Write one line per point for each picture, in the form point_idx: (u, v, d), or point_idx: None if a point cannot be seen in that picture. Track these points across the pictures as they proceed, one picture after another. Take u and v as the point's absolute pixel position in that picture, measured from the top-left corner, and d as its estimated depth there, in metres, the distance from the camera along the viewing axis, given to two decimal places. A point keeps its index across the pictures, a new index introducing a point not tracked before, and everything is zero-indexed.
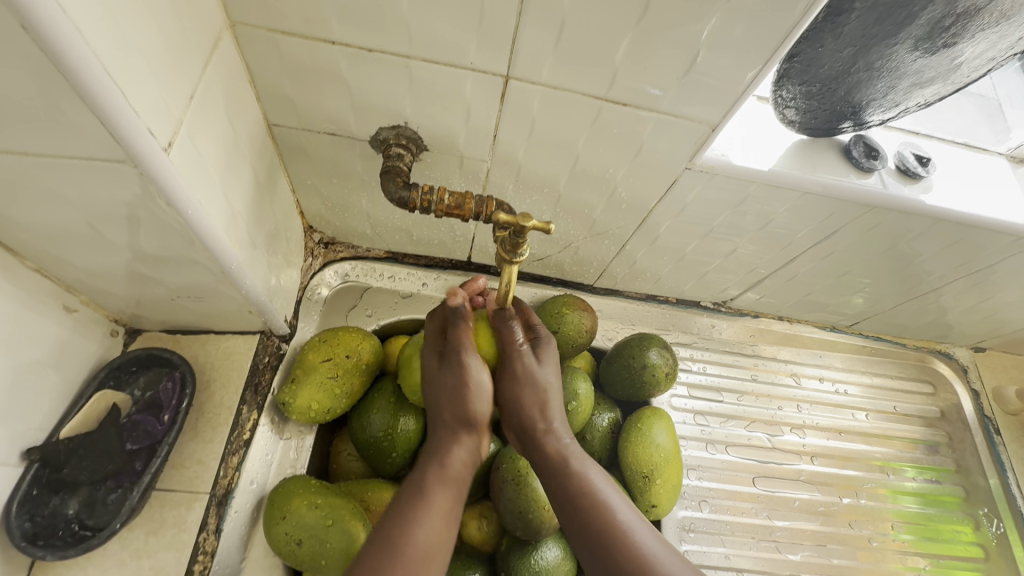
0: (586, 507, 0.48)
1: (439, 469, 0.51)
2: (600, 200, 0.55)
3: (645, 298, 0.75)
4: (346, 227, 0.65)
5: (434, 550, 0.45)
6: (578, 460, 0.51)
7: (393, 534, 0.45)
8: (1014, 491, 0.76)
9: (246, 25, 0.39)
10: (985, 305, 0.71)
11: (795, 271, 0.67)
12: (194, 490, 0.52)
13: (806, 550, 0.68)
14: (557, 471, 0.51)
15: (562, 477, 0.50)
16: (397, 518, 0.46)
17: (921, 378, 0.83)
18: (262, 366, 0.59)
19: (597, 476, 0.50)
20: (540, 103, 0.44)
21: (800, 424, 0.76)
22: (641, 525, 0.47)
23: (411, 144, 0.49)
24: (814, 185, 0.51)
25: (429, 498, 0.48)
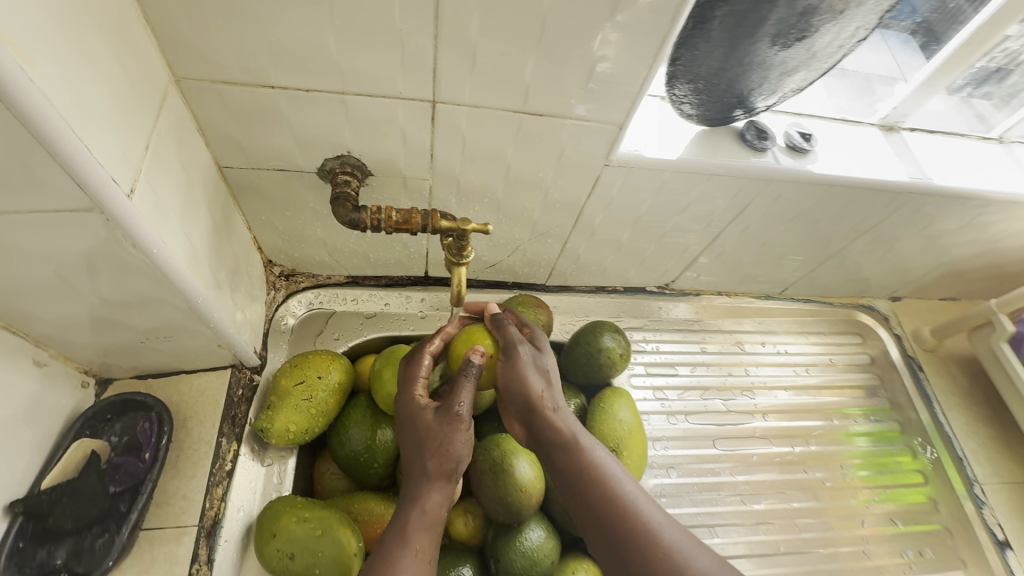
0: (598, 492, 0.50)
1: (417, 514, 0.50)
2: (536, 202, 0.61)
3: (595, 290, 0.82)
4: (306, 258, 0.69)
5: None
6: (577, 441, 0.53)
7: None
8: (941, 419, 0.83)
9: (191, 79, 0.44)
10: (890, 257, 0.80)
11: (721, 248, 0.74)
12: (183, 524, 0.54)
13: (768, 499, 0.74)
14: (565, 446, 0.53)
15: (568, 454, 0.53)
16: (380, 563, 0.46)
17: (851, 330, 0.91)
18: (237, 399, 0.61)
19: (602, 455, 0.53)
20: (466, 121, 0.50)
21: (749, 386, 0.82)
22: (648, 501, 0.50)
23: (356, 171, 0.53)
24: (718, 168, 0.58)
25: (410, 543, 0.48)
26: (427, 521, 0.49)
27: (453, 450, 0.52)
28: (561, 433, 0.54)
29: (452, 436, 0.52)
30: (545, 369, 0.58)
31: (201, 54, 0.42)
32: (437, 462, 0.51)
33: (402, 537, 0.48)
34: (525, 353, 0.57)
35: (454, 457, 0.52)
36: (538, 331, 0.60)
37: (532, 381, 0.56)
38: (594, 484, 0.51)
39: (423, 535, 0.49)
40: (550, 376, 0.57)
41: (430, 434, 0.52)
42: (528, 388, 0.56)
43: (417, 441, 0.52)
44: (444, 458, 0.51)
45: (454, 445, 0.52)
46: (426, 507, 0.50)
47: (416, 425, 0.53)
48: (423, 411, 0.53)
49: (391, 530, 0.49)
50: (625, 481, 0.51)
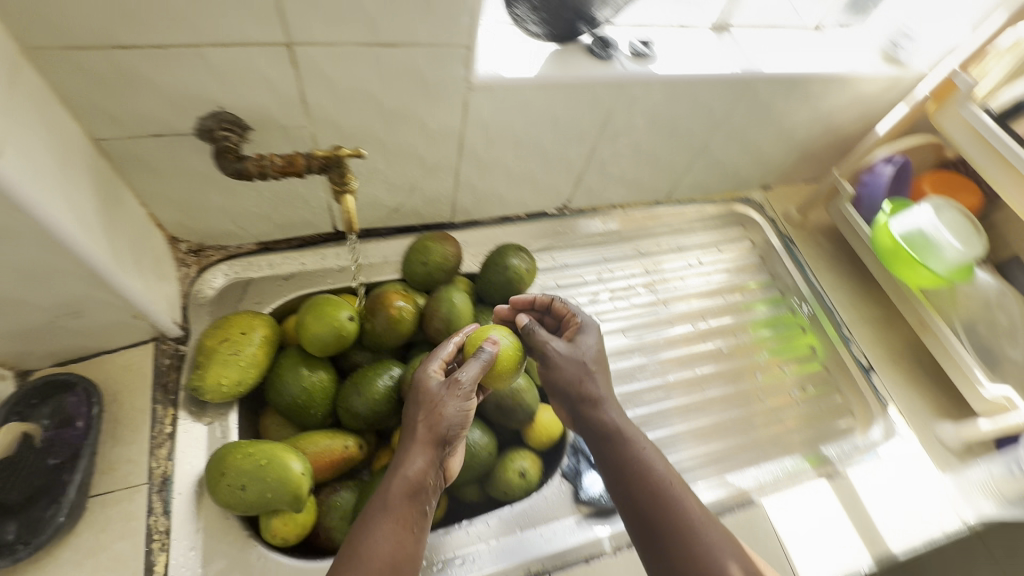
0: (636, 477, 0.58)
1: (400, 483, 0.52)
2: (417, 136, 0.66)
3: (500, 220, 0.88)
4: (210, 229, 0.71)
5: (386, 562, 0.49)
6: (623, 434, 0.60)
7: (353, 553, 0.49)
8: (811, 279, 0.97)
9: (40, 49, 0.45)
10: (749, 147, 0.91)
11: (600, 159, 0.82)
12: (132, 484, 0.57)
13: (676, 371, 0.86)
14: (609, 436, 0.61)
15: (613, 444, 0.60)
16: (365, 530, 0.50)
17: (732, 221, 1.04)
18: (166, 368, 0.64)
19: (647, 449, 0.60)
20: (326, 61, 0.54)
21: (650, 282, 0.93)
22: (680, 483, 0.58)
23: (234, 127, 0.56)
24: (572, 79, 0.65)
25: (394, 511, 0.51)
26: (412, 492, 0.52)
27: (445, 431, 0.55)
28: (606, 423, 0.61)
29: (444, 406, 0.56)
30: (581, 358, 0.64)
31: (43, 20, 0.43)
32: (430, 433, 0.55)
33: (385, 501, 0.52)
34: (557, 351, 0.64)
35: (444, 426, 0.55)
36: (588, 324, 0.66)
37: (570, 368, 0.64)
38: (635, 472, 0.58)
39: (405, 500, 0.52)
40: (592, 370, 0.64)
41: (430, 412, 0.56)
42: (569, 373, 0.64)
43: (416, 419, 0.56)
44: (433, 425, 0.55)
45: (444, 416, 0.55)
46: (409, 478, 0.53)
47: (421, 404, 0.57)
48: (429, 395, 0.57)
49: (376, 500, 0.53)
50: (668, 473, 0.58)
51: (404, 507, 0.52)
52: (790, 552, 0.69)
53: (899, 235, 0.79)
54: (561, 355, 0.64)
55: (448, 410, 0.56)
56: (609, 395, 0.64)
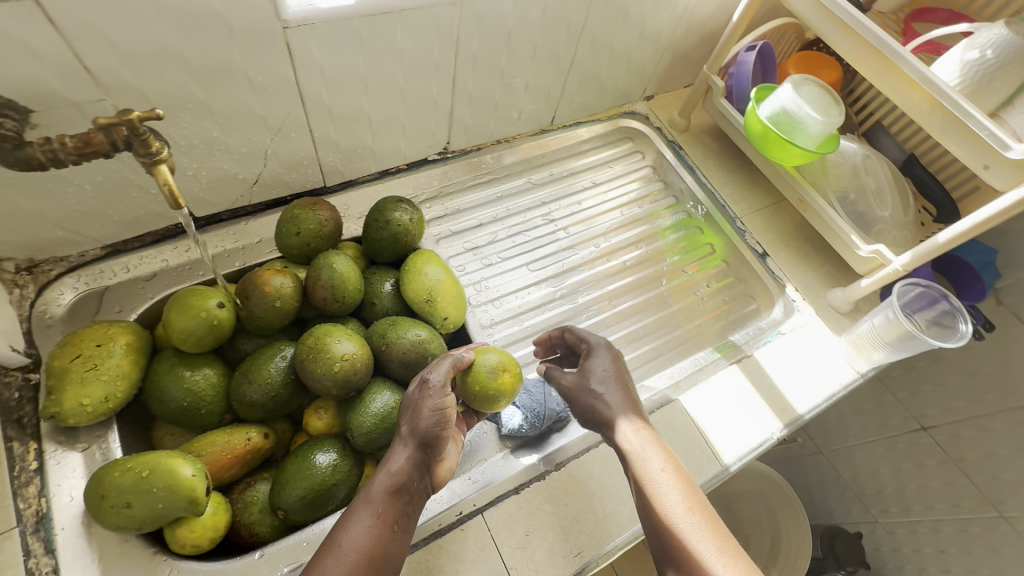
0: (651, 503, 0.55)
1: (381, 476, 0.54)
2: (245, 93, 0.60)
3: (379, 175, 0.84)
4: (36, 241, 0.63)
5: (360, 555, 0.49)
6: (639, 458, 0.57)
7: (330, 542, 0.50)
8: (702, 181, 0.98)
9: None
10: (618, 57, 0.90)
11: (466, 91, 0.78)
12: (0, 531, 0.51)
13: (586, 293, 0.86)
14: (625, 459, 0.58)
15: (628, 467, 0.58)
16: (343, 520, 0.51)
17: (621, 137, 1.03)
18: (16, 402, 0.57)
19: (660, 474, 0.55)
20: (93, 14, 0.46)
21: (548, 213, 0.92)
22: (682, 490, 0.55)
23: (8, 110, 0.48)
24: (403, 3, 0.60)
25: (374, 506, 0.52)
26: (391, 485, 0.53)
27: (423, 426, 0.55)
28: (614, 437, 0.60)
29: (425, 402, 0.56)
30: (592, 385, 0.64)
31: None
32: (410, 428, 0.56)
33: (368, 495, 0.52)
34: (573, 381, 0.65)
35: (425, 424, 0.55)
36: (599, 345, 0.66)
37: (582, 395, 0.64)
38: (648, 495, 0.55)
39: (387, 497, 0.53)
40: (600, 392, 0.63)
41: (411, 409, 0.57)
42: (584, 402, 0.63)
43: (403, 417, 0.58)
44: (413, 421, 0.56)
45: (423, 414, 0.55)
46: (390, 471, 0.54)
47: (407, 401, 0.58)
48: (414, 394, 0.58)
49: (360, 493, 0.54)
50: (683, 503, 0.54)
51: (384, 501, 0.52)
52: (709, 437, 0.72)
53: (766, 119, 0.81)
54: (576, 384, 0.65)
55: (426, 408, 0.56)
56: (630, 405, 0.62)
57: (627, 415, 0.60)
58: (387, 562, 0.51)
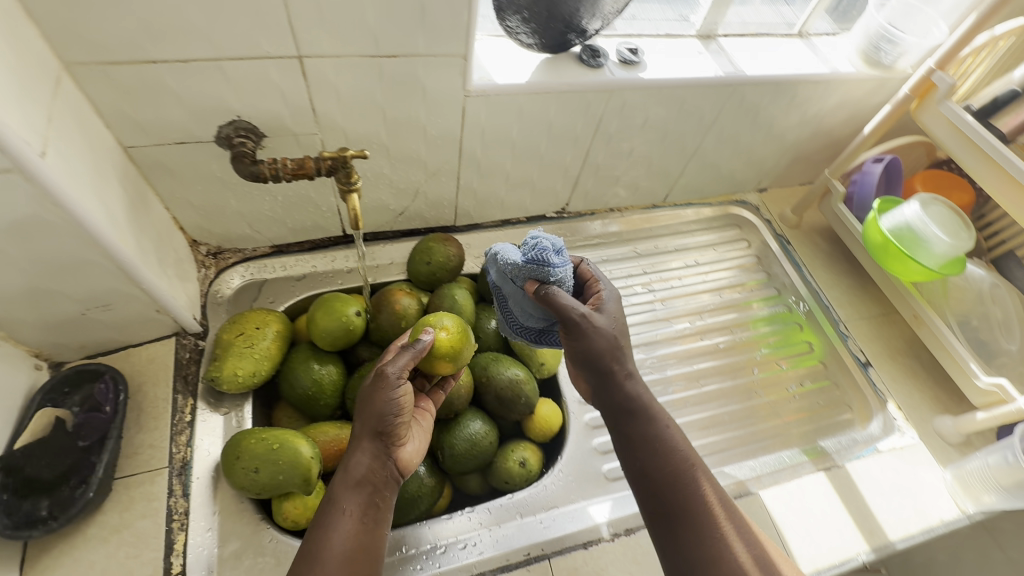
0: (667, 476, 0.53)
1: (344, 477, 0.55)
2: (419, 141, 0.70)
3: (500, 224, 0.92)
4: (228, 233, 0.76)
5: (344, 553, 0.51)
6: (658, 418, 0.57)
7: (309, 549, 0.51)
8: (807, 278, 0.98)
9: (79, 64, 0.50)
10: (742, 150, 0.94)
11: (595, 162, 0.86)
12: (154, 468, 0.60)
13: (673, 367, 0.88)
14: (638, 412, 0.56)
15: (649, 423, 0.56)
16: (319, 522, 0.53)
17: (729, 223, 1.06)
18: (186, 361, 0.68)
19: (674, 432, 0.56)
20: (333, 71, 0.58)
21: (648, 281, 0.96)
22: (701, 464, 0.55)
23: (250, 134, 0.61)
24: (563, 86, 0.69)
25: (343, 504, 0.53)
26: (354, 481, 0.54)
27: (379, 418, 0.56)
28: (637, 399, 0.57)
29: (375, 397, 0.57)
30: (607, 335, 0.56)
31: (83, 38, 0.48)
32: (364, 427, 0.57)
33: (332, 497, 0.54)
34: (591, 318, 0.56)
35: (378, 416, 0.56)
36: (603, 296, 0.59)
37: (598, 354, 0.56)
38: (662, 453, 0.55)
39: (353, 496, 0.54)
40: (620, 346, 0.57)
41: (363, 406, 0.57)
42: (601, 345, 0.56)
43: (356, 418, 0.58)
44: (367, 420, 0.57)
45: (376, 406, 0.57)
46: (352, 471, 0.55)
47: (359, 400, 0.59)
48: (363, 393, 0.58)
49: (326, 497, 0.55)
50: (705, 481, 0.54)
51: (352, 498, 0.54)
52: (787, 540, 0.69)
53: (887, 230, 0.81)
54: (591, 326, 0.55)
55: (382, 403, 0.57)
56: (636, 374, 0.58)
57: (644, 388, 0.58)
58: (374, 552, 0.53)
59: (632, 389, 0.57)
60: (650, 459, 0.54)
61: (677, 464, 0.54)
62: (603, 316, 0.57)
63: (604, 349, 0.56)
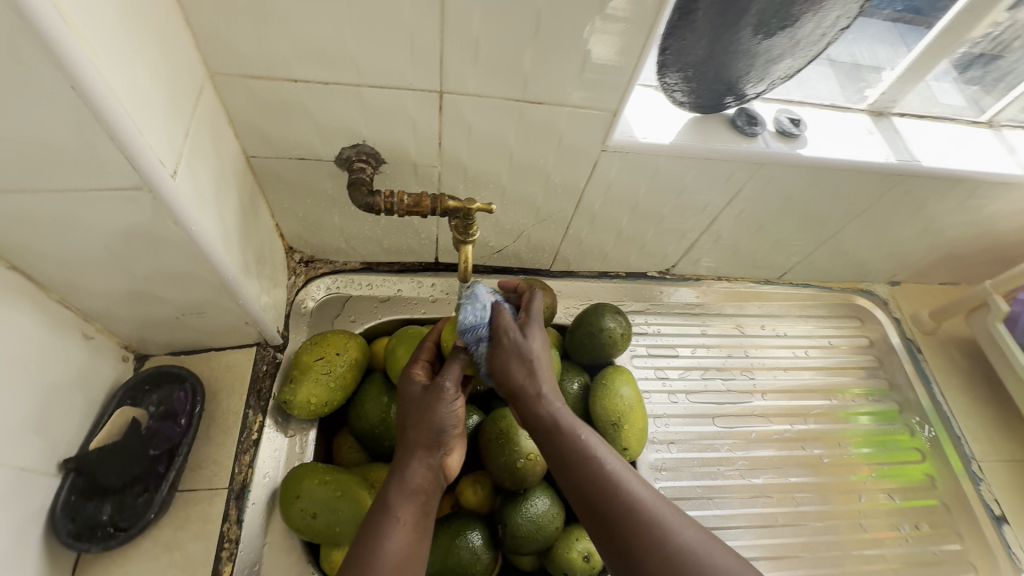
0: (602, 494, 0.48)
1: (400, 484, 0.51)
2: (538, 187, 0.65)
3: (598, 275, 0.85)
4: (324, 244, 0.73)
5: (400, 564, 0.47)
6: (575, 431, 0.53)
7: (361, 557, 0.46)
8: (939, 399, 0.85)
9: (223, 74, 0.48)
10: (886, 240, 0.83)
11: (718, 231, 0.77)
12: (214, 486, 0.58)
13: (767, 473, 0.77)
14: (552, 431, 0.53)
15: (557, 441, 0.52)
16: (370, 527, 0.48)
17: (850, 314, 0.93)
18: (262, 374, 0.66)
19: (589, 436, 0.52)
20: (471, 109, 0.54)
21: (749, 367, 0.85)
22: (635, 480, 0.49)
23: (371, 159, 0.58)
24: (711, 152, 0.62)
25: (398, 513, 0.49)
26: (411, 489, 0.51)
27: (439, 428, 0.54)
28: (545, 418, 0.54)
29: (433, 405, 0.55)
30: (523, 355, 0.56)
31: (233, 50, 0.46)
32: (422, 435, 0.54)
33: (386, 503, 0.50)
34: (445, 390, 0.56)
35: (436, 427, 0.54)
36: (528, 341, 0.56)
37: (518, 362, 0.56)
38: (588, 464, 0.50)
39: (407, 504, 0.50)
40: (536, 360, 0.56)
41: (419, 413, 0.55)
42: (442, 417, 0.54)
43: (408, 423, 0.55)
44: (427, 427, 0.54)
45: (435, 415, 0.54)
46: (410, 479, 0.51)
47: (410, 406, 0.56)
48: (415, 400, 0.56)
49: (376, 501, 0.51)
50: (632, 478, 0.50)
51: (408, 506, 0.50)
52: None
53: None
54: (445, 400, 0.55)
55: (444, 414, 0.55)
56: (551, 393, 0.55)
57: (550, 384, 0.56)
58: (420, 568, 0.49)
59: (541, 412, 0.54)
60: (581, 472, 0.50)
61: (602, 482, 0.49)
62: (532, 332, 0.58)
63: (511, 353, 0.56)
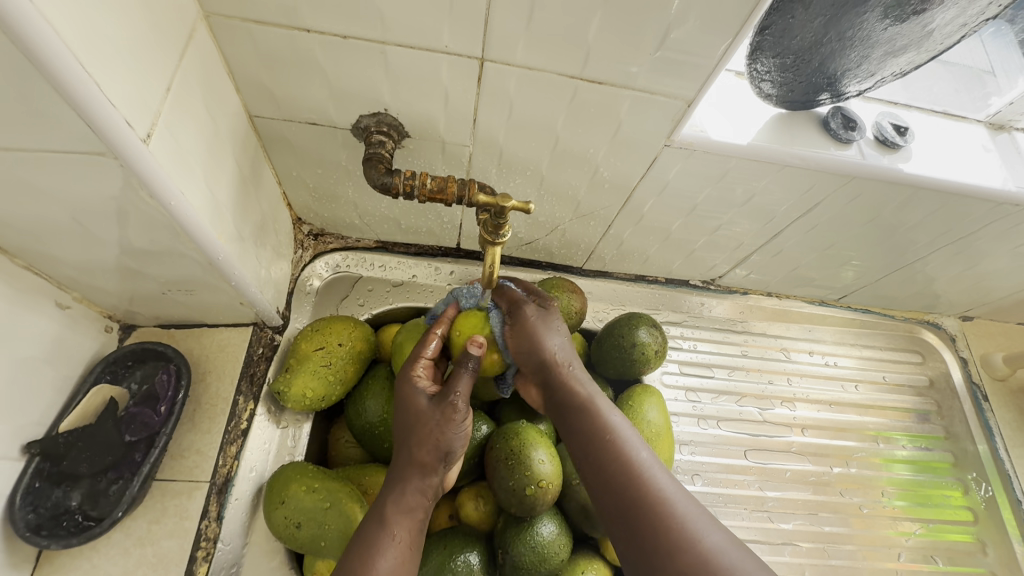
0: (621, 483, 0.45)
1: (398, 499, 0.47)
2: (583, 180, 0.56)
3: (634, 279, 0.76)
4: (335, 219, 0.66)
5: None
6: (593, 405, 0.51)
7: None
8: (1001, 455, 0.77)
9: (221, 17, 0.40)
10: (972, 273, 0.72)
11: (781, 246, 0.67)
12: (195, 479, 0.53)
13: (798, 519, 0.70)
14: (579, 410, 0.51)
15: (583, 416, 0.51)
16: (361, 548, 0.44)
17: (910, 348, 0.84)
18: (257, 357, 0.60)
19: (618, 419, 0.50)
20: (515, 84, 0.45)
21: (790, 397, 0.77)
22: (662, 474, 0.46)
23: (392, 131, 0.49)
24: (795, 158, 0.52)
25: (391, 530, 0.45)
26: (408, 506, 0.47)
27: (445, 443, 0.48)
28: (579, 397, 0.52)
29: (442, 422, 0.48)
30: (560, 336, 0.54)
31: None
32: (430, 449, 0.48)
33: (382, 517, 0.46)
34: (456, 412, 0.49)
35: (441, 445, 0.48)
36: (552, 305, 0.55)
37: (545, 366, 0.53)
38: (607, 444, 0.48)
39: (403, 521, 0.46)
40: (562, 362, 0.53)
41: (429, 428, 0.48)
42: (444, 437, 0.49)
43: (411, 433, 0.49)
44: (434, 441, 0.48)
45: (443, 435, 0.49)
46: (408, 495, 0.47)
47: (413, 413, 0.49)
48: (420, 408, 0.49)
49: (372, 513, 0.46)
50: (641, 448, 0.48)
51: (403, 524, 0.46)
52: None
53: None
54: (454, 421, 0.49)
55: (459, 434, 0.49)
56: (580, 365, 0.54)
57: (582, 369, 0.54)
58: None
59: (569, 394, 0.52)
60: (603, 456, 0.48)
61: (625, 468, 0.46)
62: (550, 325, 0.54)
63: (487, 381, 0.50)
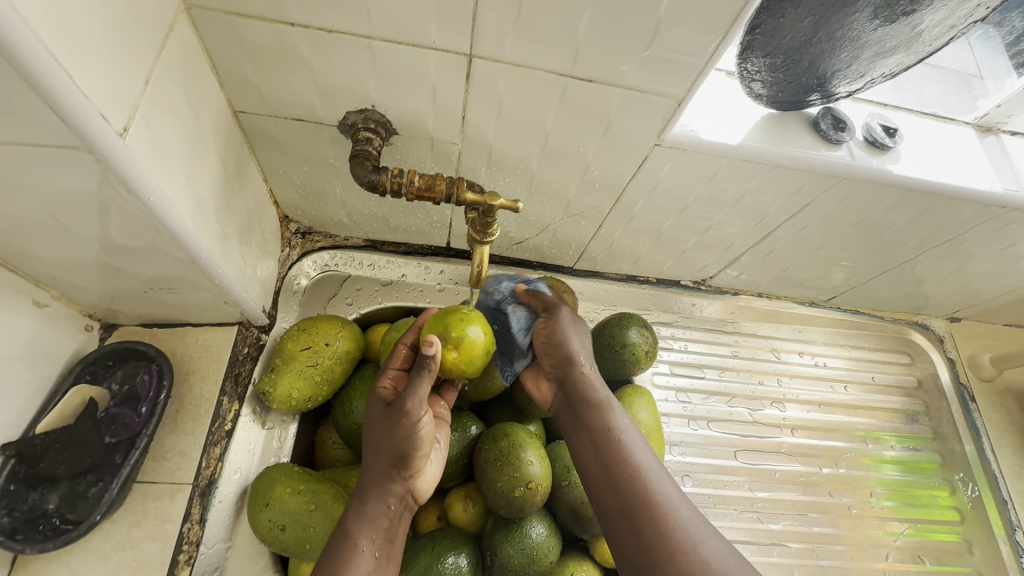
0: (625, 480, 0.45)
1: (359, 512, 0.45)
2: (573, 179, 0.55)
3: (626, 279, 0.75)
4: (323, 217, 0.65)
5: None
6: (609, 405, 0.50)
7: None
8: (988, 455, 0.77)
9: (203, 9, 0.39)
10: (960, 275, 0.72)
11: (771, 247, 0.67)
12: (177, 481, 0.52)
13: (787, 519, 0.70)
14: (588, 406, 0.51)
15: (591, 414, 0.50)
16: (325, 565, 0.42)
17: (899, 349, 0.84)
18: (242, 357, 0.59)
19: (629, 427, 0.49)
20: (504, 81, 0.44)
21: (780, 398, 0.77)
22: (663, 476, 0.45)
23: (380, 128, 0.49)
24: (785, 159, 0.51)
25: (355, 544, 0.43)
26: (371, 519, 0.45)
27: (404, 447, 0.46)
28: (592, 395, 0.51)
29: (396, 423, 0.46)
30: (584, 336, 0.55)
31: None
32: (390, 456, 0.46)
33: (344, 530, 0.44)
34: (412, 412, 0.46)
35: (398, 450, 0.46)
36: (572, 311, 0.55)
37: (557, 355, 0.54)
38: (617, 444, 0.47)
39: (367, 532, 0.44)
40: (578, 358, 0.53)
41: (386, 433, 0.46)
42: (402, 441, 0.46)
43: (372, 441, 0.47)
44: (391, 447, 0.46)
45: (399, 438, 0.46)
46: (371, 505, 0.45)
47: (373, 420, 0.48)
48: (379, 415, 0.47)
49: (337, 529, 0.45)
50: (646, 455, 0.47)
51: (367, 536, 0.44)
52: None
53: None
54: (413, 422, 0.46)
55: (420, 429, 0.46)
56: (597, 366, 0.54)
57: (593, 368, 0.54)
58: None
59: (591, 393, 0.52)
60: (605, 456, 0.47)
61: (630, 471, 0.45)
62: (575, 325, 0.55)
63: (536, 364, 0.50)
